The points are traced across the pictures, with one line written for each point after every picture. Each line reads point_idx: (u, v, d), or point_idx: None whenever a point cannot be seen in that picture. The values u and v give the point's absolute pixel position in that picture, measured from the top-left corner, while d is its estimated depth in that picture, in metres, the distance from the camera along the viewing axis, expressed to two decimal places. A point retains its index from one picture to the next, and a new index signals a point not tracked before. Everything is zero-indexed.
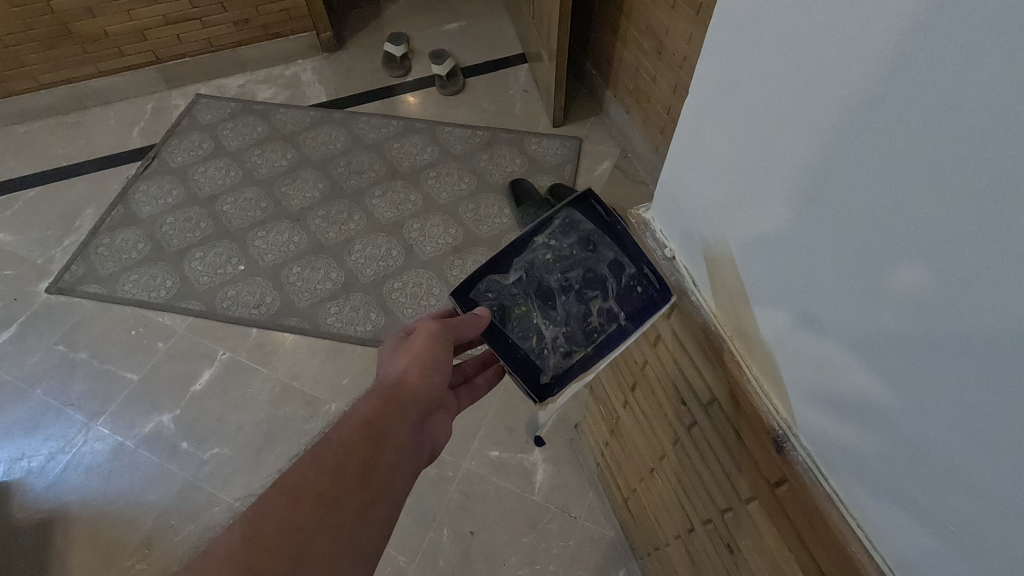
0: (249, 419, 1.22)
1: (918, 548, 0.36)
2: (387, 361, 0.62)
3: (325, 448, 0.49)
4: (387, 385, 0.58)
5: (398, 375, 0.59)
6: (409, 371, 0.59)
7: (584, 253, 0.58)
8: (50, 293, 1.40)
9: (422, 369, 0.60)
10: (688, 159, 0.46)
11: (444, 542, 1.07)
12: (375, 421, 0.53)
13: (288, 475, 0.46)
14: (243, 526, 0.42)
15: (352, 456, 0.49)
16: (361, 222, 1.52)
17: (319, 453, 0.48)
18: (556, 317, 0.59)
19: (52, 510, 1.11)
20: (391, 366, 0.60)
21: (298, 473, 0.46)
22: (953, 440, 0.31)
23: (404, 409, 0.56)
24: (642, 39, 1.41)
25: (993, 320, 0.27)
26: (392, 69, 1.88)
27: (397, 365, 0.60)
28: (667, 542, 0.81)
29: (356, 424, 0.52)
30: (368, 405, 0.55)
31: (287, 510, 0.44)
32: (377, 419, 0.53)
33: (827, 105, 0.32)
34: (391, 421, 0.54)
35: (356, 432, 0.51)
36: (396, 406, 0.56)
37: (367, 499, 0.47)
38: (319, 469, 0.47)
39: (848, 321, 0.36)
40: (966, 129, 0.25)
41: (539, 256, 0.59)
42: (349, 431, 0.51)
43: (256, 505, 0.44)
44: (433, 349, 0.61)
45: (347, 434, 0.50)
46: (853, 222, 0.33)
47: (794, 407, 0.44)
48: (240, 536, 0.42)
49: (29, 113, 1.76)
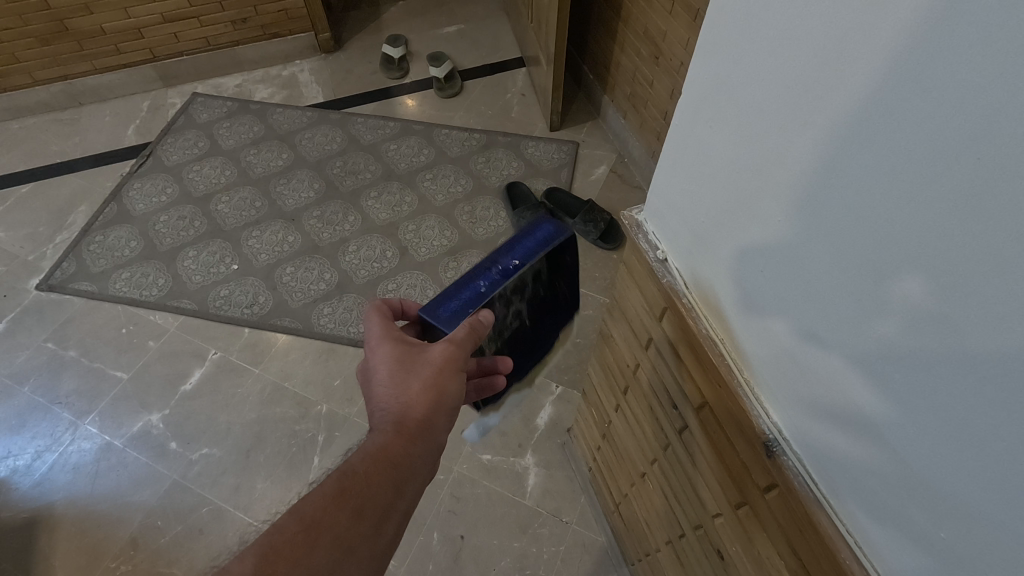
0: (239, 419, 1.21)
1: (910, 555, 0.36)
2: (403, 384, 0.54)
3: (349, 481, 0.47)
4: (413, 424, 0.52)
5: (426, 417, 0.53)
6: (435, 411, 0.54)
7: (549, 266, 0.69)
8: (40, 290, 1.39)
9: (447, 413, 0.55)
10: (681, 159, 0.46)
11: (435, 546, 1.06)
12: (401, 465, 0.50)
13: (307, 505, 0.45)
14: (257, 558, 0.41)
15: (374, 499, 0.47)
16: (356, 223, 1.52)
17: (342, 485, 0.47)
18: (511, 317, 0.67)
19: (37, 509, 1.10)
20: (412, 399, 0.53)
21: (322, 510, 0.45)
22: (944, 447, 0.30)
23: (427, 454, 0.53)
24: (640, 44, 1.41)
25: (987, 318, 0.26)
26: (390, 71, 1.88)
27: (424, 403, 0.53)
28: (658, 547, 0.81)
29: (382, 464, 0.49)
30: (394, 447, 0.50)
31: (303, 548, 0.42)
32: (402, 464, 0.50)
33: (821, 101, 0.31)
34: (415, 468, 0.51)
35: (382, 473, 0.49)
36: (422, 450, 0.52)
37: (375, 548, 0.46)
38: (340, 506, 0.45)
39: (841, 327, 0.35)
40: (961, 129, 0.25)
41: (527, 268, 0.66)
42: (376, 470, 0.48)
43: (271, 534, 0.42)
44: (457, 383, 0.56)
45: (374, 472, 0.48)
46: (847, 224, 0.32)
47: (786, 413, 0.43)
48: (253, 566, 0.40)
49: (24, 109, 1.75)
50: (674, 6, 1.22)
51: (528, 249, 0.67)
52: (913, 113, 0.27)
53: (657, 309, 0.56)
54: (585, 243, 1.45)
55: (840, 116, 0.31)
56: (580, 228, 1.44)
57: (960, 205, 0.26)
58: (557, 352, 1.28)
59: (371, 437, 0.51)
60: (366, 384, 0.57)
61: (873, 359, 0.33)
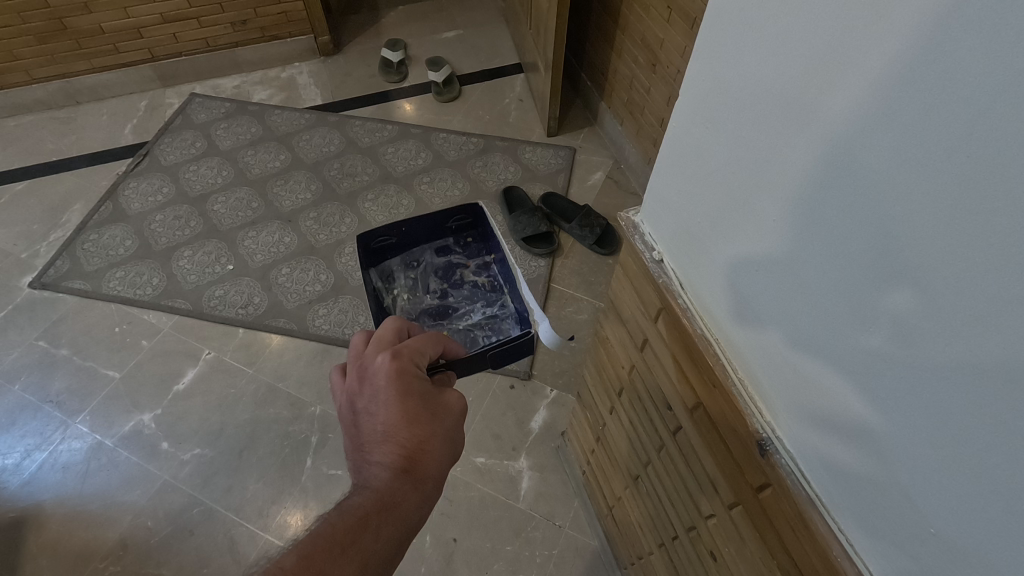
0: (233, 419, 1.20)
1: (897, 550, 0.36)
2: (423, 433, 0.52)
3: (359, 532, 0.47)
4: (423, 476, 0.52)
5: (435, 467, 0.53)
6: (443, 464, 0.54)
7: (459, 291, 0.84)
8: (34, 288, 1.38)
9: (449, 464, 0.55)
10: (676, 159, 0.46)
11: (427, 549, 1.06)
12: (405, 517, 0.50)
13: (315, 552, 0.45)
14: None
15: (380, 552, 0.47)
16: (352, 224, 1.52)
17: (351, 534, 0.47)
18: (417, 286, 0.84)
19: (25, 509, 1.09)
20: (429, 446, 0.52)
21: (332, 562, 0.44)
22: (931, 444, 0.31)
23: (428, 502, 0.52)
24: (638, 52, 1.42)
25: (968, 306, 0.27)
26: (389, 75, 1.89)
27: (437, 452, 0.53)
28: (652, 550, 0.80)
29: (390, 514, 0.49)
30: (405, 499, 0.50)
31: None
32: (407, 515, 0.50)
33: (816, 106, 0.32)
34: (418, 518, 0.51)
35: (389, 525, 0.48)
36: (426, 502, 0.52)
37: None
38: (346, 558, 0.45)
39: (829, 328, 0.36)
40: (950, 131, 0.25)
41: (431, 301, 0.83)
42: (383, 522, 0.48)
43: None
44: (461, 433, 0.56)
45: (383, 524, 0.48)
46: (838, 224, 0.33)
47: (778, 412, 0.43)
48: None
49: (20, 107, 1.75)
50: (671, 14, 1.24)
51: (451, 300, 0.83)
52: (906, 112, 0.27)
53: (652, 310, 0.56)
54: (581, 248, 1.46)
55: (839, 112, 0.31)
56: (577, 233, 1.45)
57: (947, 203, 0.26)
58: (553, 356, 1.29)
59: (378, 477, 0.50)
60: (367, 398, 0.53)
61: (865, 362, 0.33)
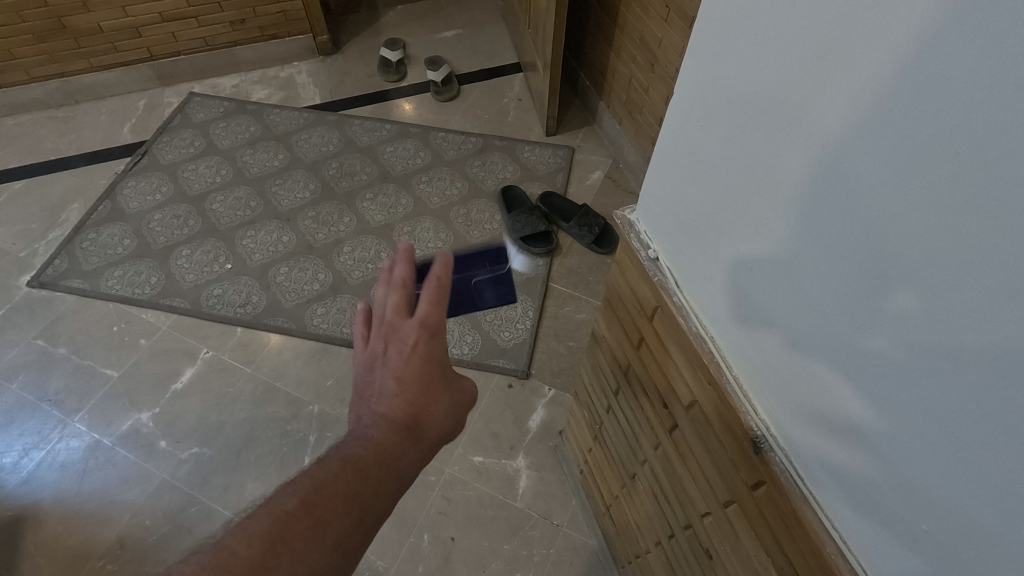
0: (231, 417, 1.20)
1: (891, 548, 0.36)
2: (432, 400, 0.52)
3: (358, 480, 0.47)
4: (425, 439, 0.51)
5: (440, 435, 0.53)
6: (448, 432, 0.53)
7: None
8: (32, 287, 1.38)
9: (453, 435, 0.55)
10: (672, 158, 0.46)
11: (424, 547, 1.06)
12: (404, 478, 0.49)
13: (312, 495, 0.45)
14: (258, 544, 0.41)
15: (377, 507, 0.47)
16: (351, 224, 1.52)
17: (349, 482, 0.46)
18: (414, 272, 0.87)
19: (23, 507, 1.09)
20: (436, 413, 0.52)
21: (330, 510, 0.44)
22: (925, 442, 0.31)
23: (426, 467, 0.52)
24: (636, 52, 1.43)
25: (962, 305, 0.27)
26: (388, 74, 1.89)
27: (444, 421, 0.53)
28: (648, 548, 0.81)
29: (389, 471, 0.48)
30: (404, 459, 0.50)
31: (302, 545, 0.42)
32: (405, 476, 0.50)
33: (807, 111, 0.32)
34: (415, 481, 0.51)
35: (389, 481, 0.48)
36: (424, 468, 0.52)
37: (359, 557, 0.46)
38: (341, 505, 0.45)
39: (823, 326, 0.36)
40: (945, 130, 0.25)
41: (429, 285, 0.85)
42: (382, 476, 0.48)
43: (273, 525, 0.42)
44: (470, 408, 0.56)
45: (381, 480, 0.48)
46: (832, 224, 0.33)
47: (774, 411, 0.43)
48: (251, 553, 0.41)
49: (19, 106, 1.75)
50: (670, 13, 1.24)
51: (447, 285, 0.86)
52: (901, 111, 0.27)
53: (649, 309, 0.56)
54: (579, 247, 1.46)
55: (834, 112, 0.31)
56: (575, 233, 1.45)
57: (940, 204, 0.26)
58: (551, 355, 1.29)
59: (381, 433, 0.50)
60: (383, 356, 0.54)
61: (861, 360, 0.34)
